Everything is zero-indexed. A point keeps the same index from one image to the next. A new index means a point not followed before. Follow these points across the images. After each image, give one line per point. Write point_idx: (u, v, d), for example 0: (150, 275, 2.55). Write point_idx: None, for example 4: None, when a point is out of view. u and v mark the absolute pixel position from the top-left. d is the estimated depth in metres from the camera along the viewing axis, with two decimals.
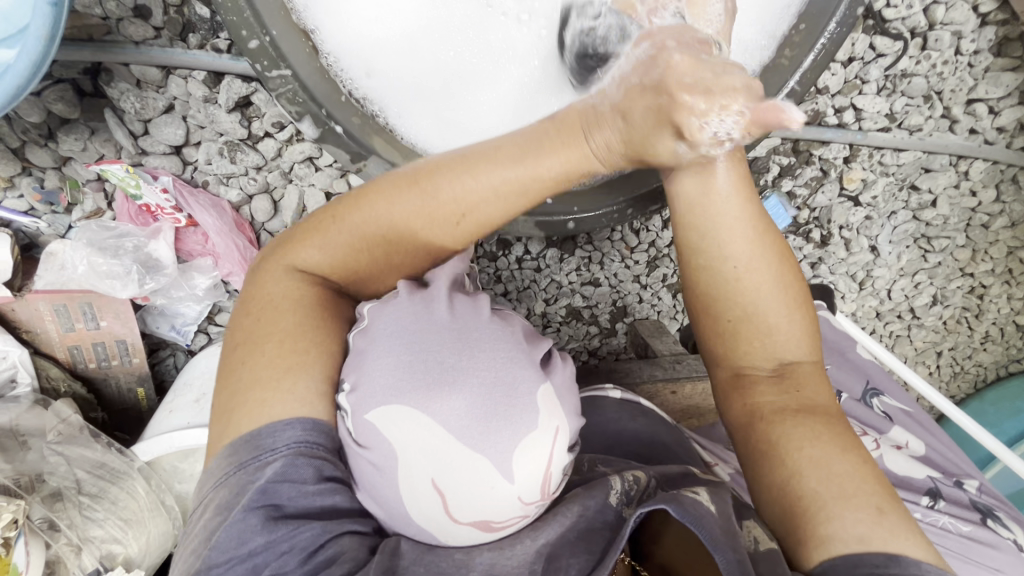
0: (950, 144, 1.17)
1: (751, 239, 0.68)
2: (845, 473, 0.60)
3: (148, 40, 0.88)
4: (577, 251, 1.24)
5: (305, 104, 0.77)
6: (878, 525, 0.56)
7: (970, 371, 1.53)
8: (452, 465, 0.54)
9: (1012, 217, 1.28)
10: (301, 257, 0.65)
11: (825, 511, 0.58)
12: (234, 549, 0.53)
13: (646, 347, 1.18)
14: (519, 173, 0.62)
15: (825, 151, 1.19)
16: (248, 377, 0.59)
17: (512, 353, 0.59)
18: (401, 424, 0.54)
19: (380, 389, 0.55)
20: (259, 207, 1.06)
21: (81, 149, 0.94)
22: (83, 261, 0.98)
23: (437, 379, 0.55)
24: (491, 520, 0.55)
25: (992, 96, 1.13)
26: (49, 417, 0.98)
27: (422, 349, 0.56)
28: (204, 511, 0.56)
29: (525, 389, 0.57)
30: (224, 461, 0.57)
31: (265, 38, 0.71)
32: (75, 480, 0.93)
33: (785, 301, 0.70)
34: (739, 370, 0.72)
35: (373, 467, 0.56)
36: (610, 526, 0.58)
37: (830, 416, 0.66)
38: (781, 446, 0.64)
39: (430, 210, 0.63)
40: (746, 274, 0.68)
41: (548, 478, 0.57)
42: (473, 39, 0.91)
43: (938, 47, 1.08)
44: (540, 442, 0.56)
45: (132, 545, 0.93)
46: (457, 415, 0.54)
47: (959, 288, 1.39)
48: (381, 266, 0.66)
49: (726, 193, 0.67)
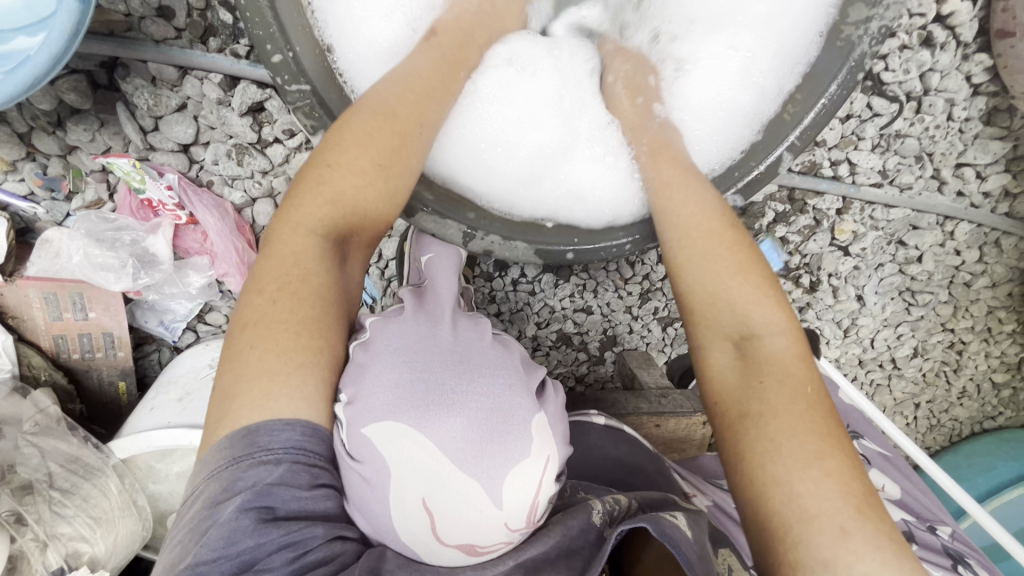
0: (939, 204, 1.23)
1: (721, 233, 0.75)
2: (810, 489, 0.55)
3: (168, 40, 0.90)
4: (573, 278, 1.27)
5: (321, 119, 0.74)
6: (840, 547, 0.52)
7: (946, 425, 1.55)
8: (444, 485, 0.55)
9: (993, 277, 1.34)
10: (304, 215, 0.62)
11: (795, 532, 0.54)
12: (220, 549, 0.50)
13: (633, 378, 1.19)
14: (427, 66, 0.77)
15: (819, 202, 1.23)
16: (257, 365, 0.55)
17: (511, 380, 0.60)
18: (397, 441, 0.55)
19: (378, 406, 0.56)
20: (261, 210, 1.06)
21: (89, 140, 0.95)
22: (79, 251, 0.97)
23: (435, 401, 0.56)
24: (477, 544, 0.55)
25: (981, 161, 1.19)
26: (26, 406, 0.94)
27: (424, 367, 0.59)
28: (194, 499, 0.53)
29: (520, 418, 0.58)
30: (217, 455, 0.53)
31: (288, 53, 0.69)
32: (48, 473, 0.90)
33: (725, 270, 0.71)
34: (721, 380, 0.67)
35: (364, 483, 0.56)
36: (590, 545, 0.57)
37: (796, 418, 0.59)
38: (749, 456, 0.60)
39: (379, 119, 0.68)
40: (707, 266, 0.73)
41: (535, 506, 0.57)
42: (509, 89, 0.95)
43: (932, 111, 1.14)
44: (531, 471, 0.57)
45: (99, 545, 0.88)
46: (452, 437, 0.55)
47: (939, 342, 1.43)
48: (368, 202, 0.66)
49: (696, 201, 0.79)
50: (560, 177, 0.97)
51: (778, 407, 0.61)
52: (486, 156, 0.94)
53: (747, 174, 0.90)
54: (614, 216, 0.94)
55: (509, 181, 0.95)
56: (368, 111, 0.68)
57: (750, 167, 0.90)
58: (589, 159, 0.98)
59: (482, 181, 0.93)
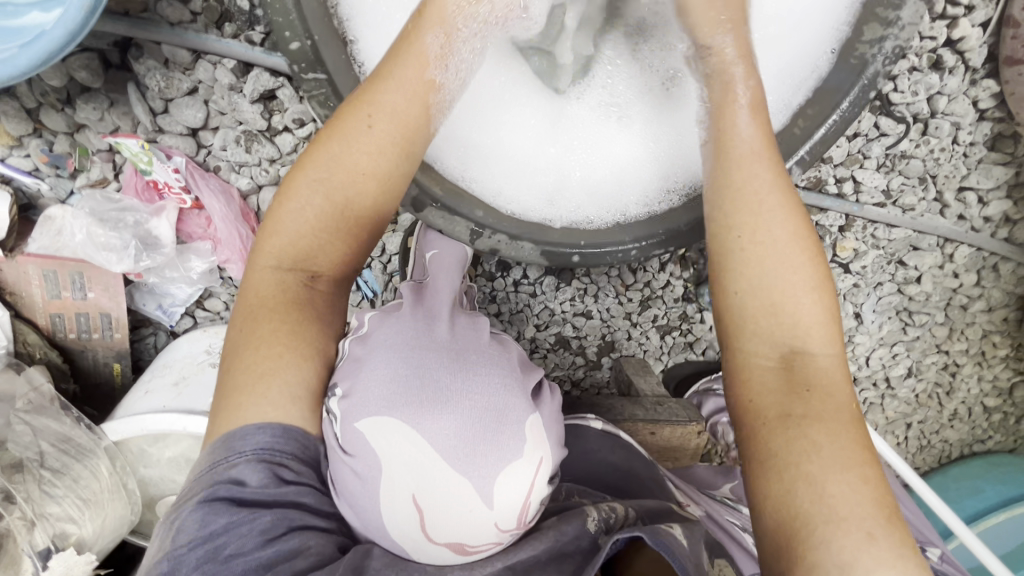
0: (940, 226, 1.24)
1: (784, 208, 0.71)
2: (843, 494, 0.57)
3: (184, 23, 0.90)
4: (574, 282, 1.28)
5: (335, 109, 0.74)
6: (865, 551, 0.54)
7: (936, 446, 1.55)
8: (435, 482, 0.54)
9: (989, 301, 1.35)
10: (270, 252, 0.61)
11: (819, 534, 0.56)
12: (195, 532, 0.50)
13: (630, 385, 1.20)
14: (401, 58, 0.68)
15: (823, 217, 1.23)
16: (229, 383, 0.57)
17: (507, 380, 0.60)
18: (389, 437, 0.55)
19: (373, 400, 0.56)
20: (266, 199, 1.05)
21: (98, 119, 0.94)
22: (81, 229, 0.97)
23: (428, 398, 0.56)
24: (466, 544, 0.55)
25: (983, 186, 1.21)
26: (19, 382, 0.93)
27: (420, 363, 0.58)
28: (175, 504, 0.54)
29: (514, 417, 0.58)
30: (199, 463, 0.54)
31: (307, 41, 0.70)
32: (38, 453, 0.88)
33: (804, 281, 0.68)
34: (749, 388, 0.66)
35: (355, 477, 0.56)
36: (582, 551, 0.56)
37: (838, 424, 0.61)
38: (780, 459, 0.60)
39: (349, 137, 0.62)
40: (761, 248, 0.69)
41: (526, 508, 0.57)
42: (528, 106, 0.98)
43: (938, 134, 1.15)
44: (521, 472, 0.57)
45: (87, 527, 0.87)
46: (445, 434, 0.55)
47: (934, 363, 1.43)
48: (344, 231, 0.63)
49: (758, 169, 0.74)
50: (570, 189, 0.98)
51: (822, 412, 0.62)
52: (495, 129, 0.97)
53: None
54: (622, 215, 0.95)
55: (522, 181, 0.96)
56: (341, 130, 0.63)
57: None
58: (603, 174, 0.99)
59: (485, 170, 0.93)
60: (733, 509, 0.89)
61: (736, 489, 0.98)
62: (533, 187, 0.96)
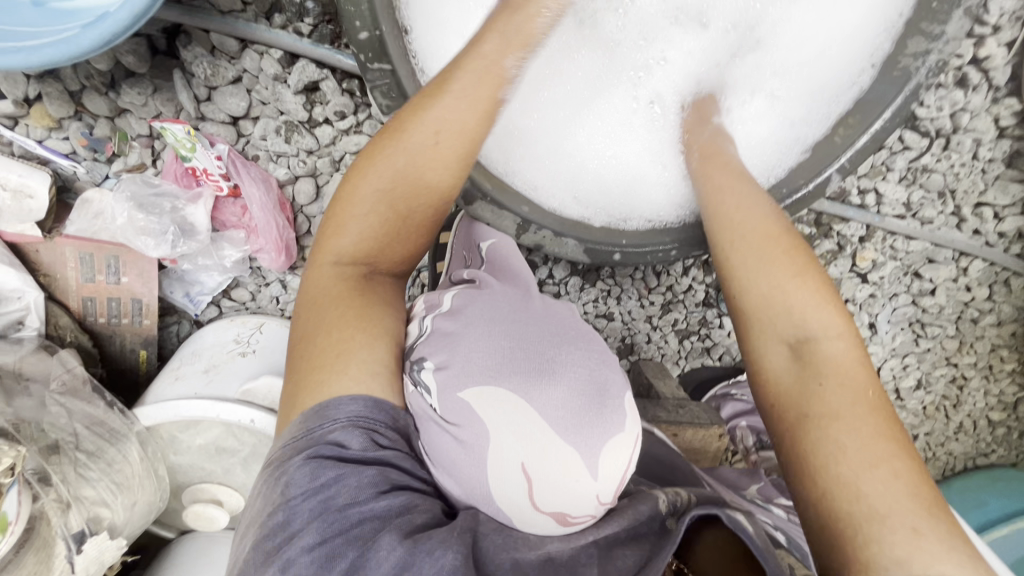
0: (956, 240, 1.27)
1: (777, 231, 0.79)
2: (879, 491, 0.59)
3: (234, 12, 0.90)
4: (598, 284, 1.29)
5: (397, 100, 0.76)
6: (914, 547, 0.55)
7: (941, 459, 1.55)
8: (544, 451, 0.57)
9: (999, 316, 1.38)
10: (333, 251, 0.64)
11: (865, 531, 0.57)
12: (307, 485, 0.52)
13: (649, 388, 1.20)
14: (466, 71, 0.69)
15: (844, 228, 1.25)
16: (307, 363, 0.59)
17: (602, 358, 0.66)
18: (497, 406, 0.58)
19: (477, 370, 0.60)
20: (302, 189, 1.05)
21: (142, 104, 0.95)
22: (123, 213, 0.97)
23: (536, 369, 0.61)
24: (569, 514, 0.58)
25: (999, 202, 1.24)
26: (54, 364, 0.93)
27: (522, 338, 0.63)
28: (273, 465, 0.55)
29: (613, 392, 0.63)
30: (292, 430, 0.56)
31: (376, 32, 0.70)
32: (74, 434, 0.87)
33: (782, 270, 0.75)
34: (774, 393, 0.70)
35: (458, 445, 0.58)
36: (655, 532, 0.58)
37: (860, 419, 0.63)
38: (812, 457, 0.63)
39: (411, 149, 0.65)
40: (769, 271, 0.75)
41: (623, 480, 0.60)
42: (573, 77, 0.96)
43: (959, 149, 1.19)
44: (624, 445, 0.60)
45: (119, 512, 0.87)
46: (554, 405, 0.59)
47: (942, 376, 1.45)
48: (400, 234, 0.66)
49: (755, 203, 0.83)
50: (597, 176, 1.01)
51: (842, 409, 0.64)
52: (542, 96, 0.95)
53: (794, 193, 0.96)
54: (657, 220, 0.98)
55: (551, 165, 0.97)
56: (404, 143, 0.65)
57: (797, 186, 0.96)
58: (627, 158, 1.02)
59: (524, 156, 0.95)
60: (763, 508, 0.87)
61: (765, 490, 0.96)
62: (565, 175, 0.98)
